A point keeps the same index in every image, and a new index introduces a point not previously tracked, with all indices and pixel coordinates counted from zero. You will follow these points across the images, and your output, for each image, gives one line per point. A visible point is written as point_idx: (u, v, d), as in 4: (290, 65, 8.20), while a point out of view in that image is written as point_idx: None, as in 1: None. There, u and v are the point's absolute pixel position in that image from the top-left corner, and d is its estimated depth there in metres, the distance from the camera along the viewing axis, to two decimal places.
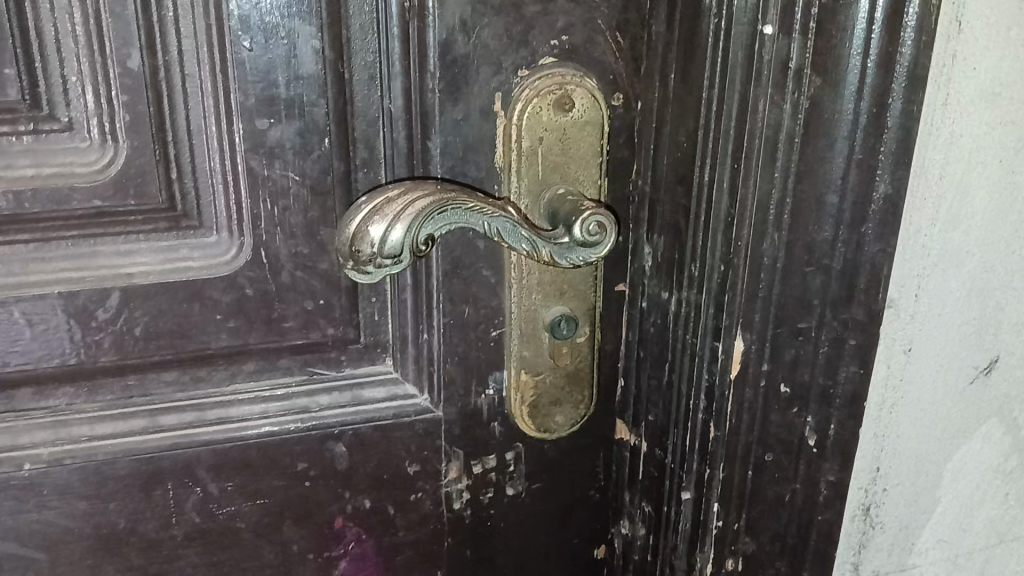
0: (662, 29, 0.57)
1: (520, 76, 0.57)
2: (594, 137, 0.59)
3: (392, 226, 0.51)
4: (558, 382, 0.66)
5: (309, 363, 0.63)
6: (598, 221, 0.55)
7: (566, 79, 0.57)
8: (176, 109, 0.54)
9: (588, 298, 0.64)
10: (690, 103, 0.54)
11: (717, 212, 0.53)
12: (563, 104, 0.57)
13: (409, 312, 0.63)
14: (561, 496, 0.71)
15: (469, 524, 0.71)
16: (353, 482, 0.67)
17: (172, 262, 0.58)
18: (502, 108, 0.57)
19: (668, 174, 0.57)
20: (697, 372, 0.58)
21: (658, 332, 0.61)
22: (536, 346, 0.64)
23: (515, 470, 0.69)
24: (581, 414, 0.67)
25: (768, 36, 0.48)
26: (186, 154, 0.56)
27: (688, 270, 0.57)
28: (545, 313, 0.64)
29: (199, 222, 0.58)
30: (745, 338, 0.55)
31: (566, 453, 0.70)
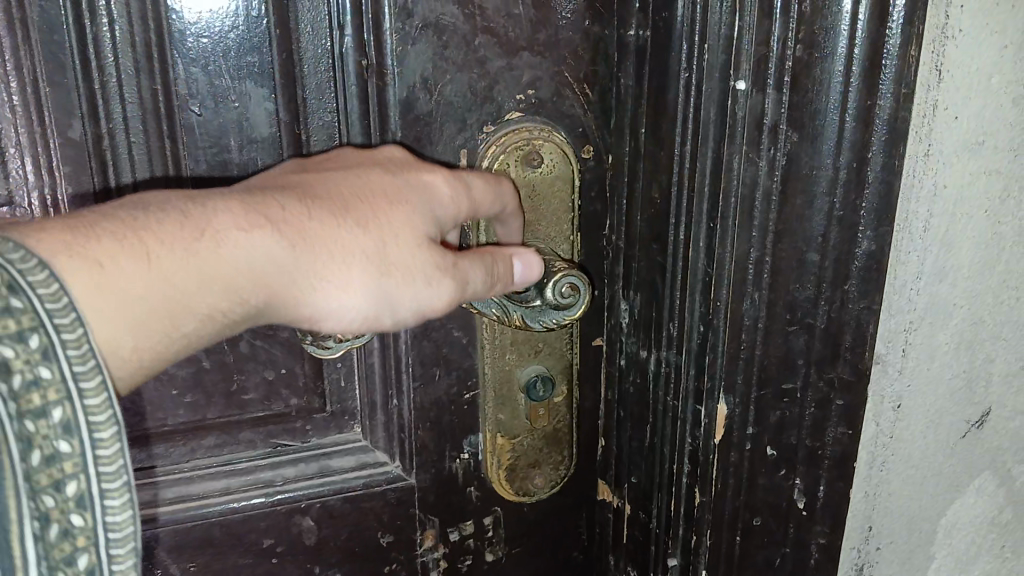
0: (631, 81, 0.54)
1: (486, 132, 0.55)
2: (564, 193, 0.56)
3: None
4: (536, 444, 0.63)
5: (273, 434, 0.60)
6: (571, 282, 0.54)
7: (534, 135, 0.55)
8: (124, 179, 0.52)
9: (564, 356, 0.61)
10: (664, 158, 0.52)
11: (693, 272, 0.51)
12: (532, 161, 0.55)
13: (376, 377, 0.60)
14: (541, 560, 0.68)
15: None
16: (324, 555, 0.64)
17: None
18: (469, 164, 0.55)
19: (643, 230, 0.55)
20: (680, 436, 0.55)
21: (637, 392, 0.58)
22: (512, 409, 0.61)
23: (493, 535, 0.66)
24: (562, 475, 0.64)
25: (741, 92, 0.46)
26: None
27: (666, 330, 0.54)
28: (519, 374, 0.60)
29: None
30: (728, 402, 0.52)
31: (547, 516, 0.66)
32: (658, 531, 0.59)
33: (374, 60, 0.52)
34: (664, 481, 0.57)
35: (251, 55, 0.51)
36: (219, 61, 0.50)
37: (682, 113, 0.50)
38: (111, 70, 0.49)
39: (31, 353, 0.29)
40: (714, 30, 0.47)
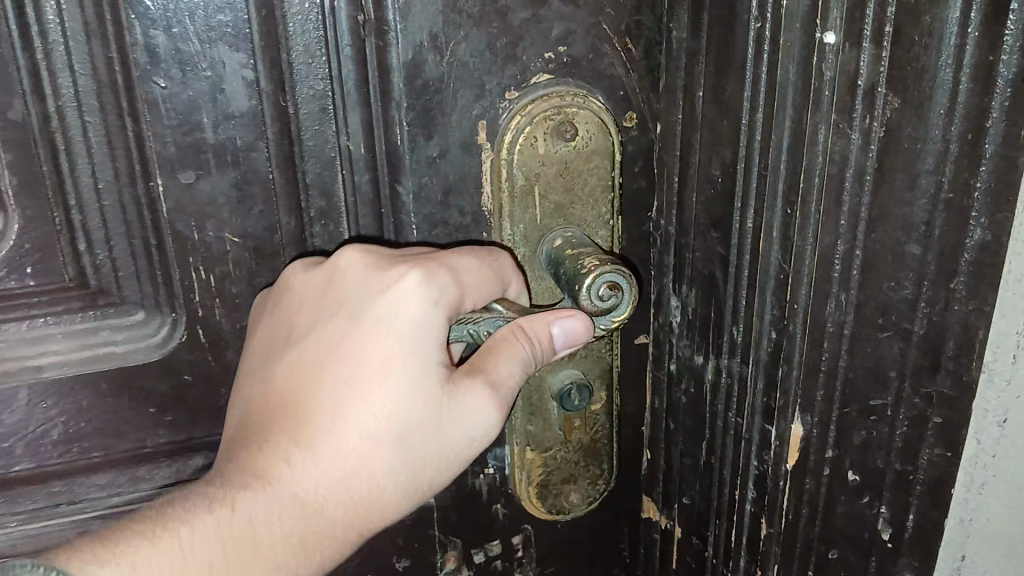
0: (685, 34, 0.44)
1: (509, 98, 0.45)
2: (604, 169, 0.47)
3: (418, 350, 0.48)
4: (575, 459, 0.53)
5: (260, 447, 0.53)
6: (609, 280, 0.44)
7: (565, 101, 0.46)
8: (79, 164, 0.44)
9: (603, 359, 0.52)
10: (728, 130, 0.42)
11: (767, 267, 0.42)
12: (565, 132, 0.46)
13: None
14: None
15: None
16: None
17: (93, 347, 0.48)
18: (488, 138, 0.46)
19: (699, 215, 0.46)
20: (743, 459, 0.47)
21: (691, 404, 0.49)
22: (544, 420, 0.52)
23: (523, 554, 0.58)
24: (599, 489, 0.55)
25: (830, 46, 0.37)
26: (98, 218, 0.46)
27: (729, 334, 0.45)
28: (553, 381, 0.51)
29: (119, 298, 0.48)
30: (804, 422, 0.44)
31: (580, 532, 0.58)
32: (715, 561, 0.52)
33: (372, 15, 0.43)
34: (723, 507, 0.49)
35: (222, 13, 0.42)
36: (190, 22, 0.42)
37: (753, 74, 0.40)
38: (57, 37, 0.41)
39: None
40: None
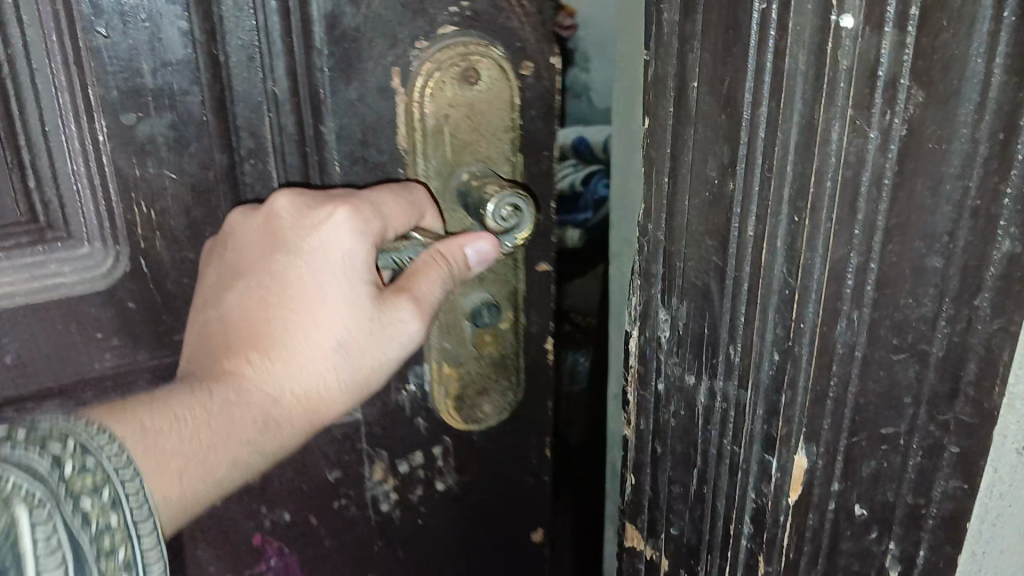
0: (676, 17, 0.39)
1: (418, 48, 0.43)
2: (505, 113, 0.45)
3: None
4: (490, 378, 0.51)
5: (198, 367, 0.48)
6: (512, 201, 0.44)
7: (468, 50, 0.43)
8: (28, 104, 0.40)
9: (509, 281, 0.49)
10: (727, 125, 0.37)
11: (767, 286, 0.37)
12: (471, 78, 0.44)
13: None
14: (498, 483, 0.57)
15: (405, 556, 0.57)
16: (263, 507, 0.53)
17: (38, 280, 0.43)
18: (401, 85, 0.44)
19: (692, 223, 0.40)
20: (739, 489, 0.42)
21: (682, 428, 0.44)
22: (456, 336, 0.49)
23: (444, 463, 0.55)
24: (511, 400, 0.53)
25: (847, 32, 0.32)
26: (48, 159, 0.42)
27: (725, 354, 0.40)
28: (463, 303, 0.48)
29: (66, 231, 0.43)
30: (810, 453, 0.39)
31: (493, 449, 0.55)
32: None
33: None
34: (716, 541, 0.44)
35: None
36: None
37: (756, 62, 0.35)
38: None
39: (103, 505, 0.29)
40: None
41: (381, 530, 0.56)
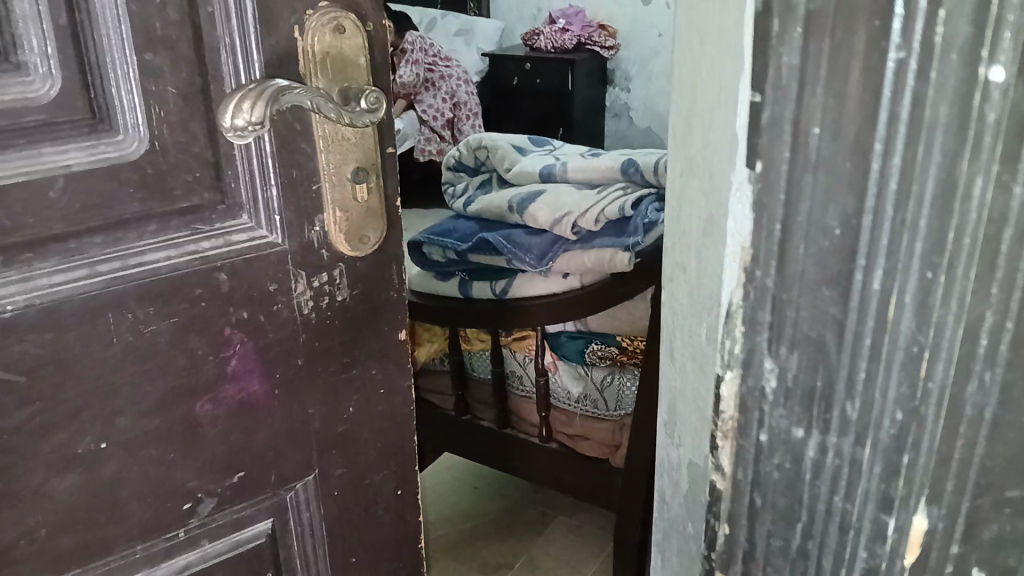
0: (797, 60, 0.36)
1: (308, 15, 0.45)
2: (360, 60, 0.48)
3: (251, 105, 0.43)
4: (365, 226, 0.51)
5: (194, 215, 0.44)
6: (373, 96, 0.48)
7: (339, 15, 0.46)
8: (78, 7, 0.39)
9: (370, 145, 0.50)
10: (852, 174, 0.35)
11: (893, 344, 0.36)
12: (341, 30, 0.47)
13: (251, 165, 0.45)
14: (385, 289, 0.54)
15: (320, 348, 0.52)
16: (228, 305, 0.47)
17: (44, 164, 0.39)
18: (306, 49, 0.45)
19: (808, 271, 0.38)
20: (849, 547, 0.41)
21: (786, 481, 0.43)
22: (338, 178, 0.49)
23: (335, 281, 0.51)
24: (381, 231, 0.52)
25: (998, 84, 0.31)
26: (90, 62, 0.40)
27: (840, 410, 0.39)
28: (345, 165, 0.49)
29: (84, 121, 0.40)
30: (930, 514, 0.39)
31: (363, 298, 0.53)
32: None
33: None
34: None
35: None
36: None
37: (890, 112, 0.34)
38: None
39: None
40: None
41: (307, 328, 0.51)
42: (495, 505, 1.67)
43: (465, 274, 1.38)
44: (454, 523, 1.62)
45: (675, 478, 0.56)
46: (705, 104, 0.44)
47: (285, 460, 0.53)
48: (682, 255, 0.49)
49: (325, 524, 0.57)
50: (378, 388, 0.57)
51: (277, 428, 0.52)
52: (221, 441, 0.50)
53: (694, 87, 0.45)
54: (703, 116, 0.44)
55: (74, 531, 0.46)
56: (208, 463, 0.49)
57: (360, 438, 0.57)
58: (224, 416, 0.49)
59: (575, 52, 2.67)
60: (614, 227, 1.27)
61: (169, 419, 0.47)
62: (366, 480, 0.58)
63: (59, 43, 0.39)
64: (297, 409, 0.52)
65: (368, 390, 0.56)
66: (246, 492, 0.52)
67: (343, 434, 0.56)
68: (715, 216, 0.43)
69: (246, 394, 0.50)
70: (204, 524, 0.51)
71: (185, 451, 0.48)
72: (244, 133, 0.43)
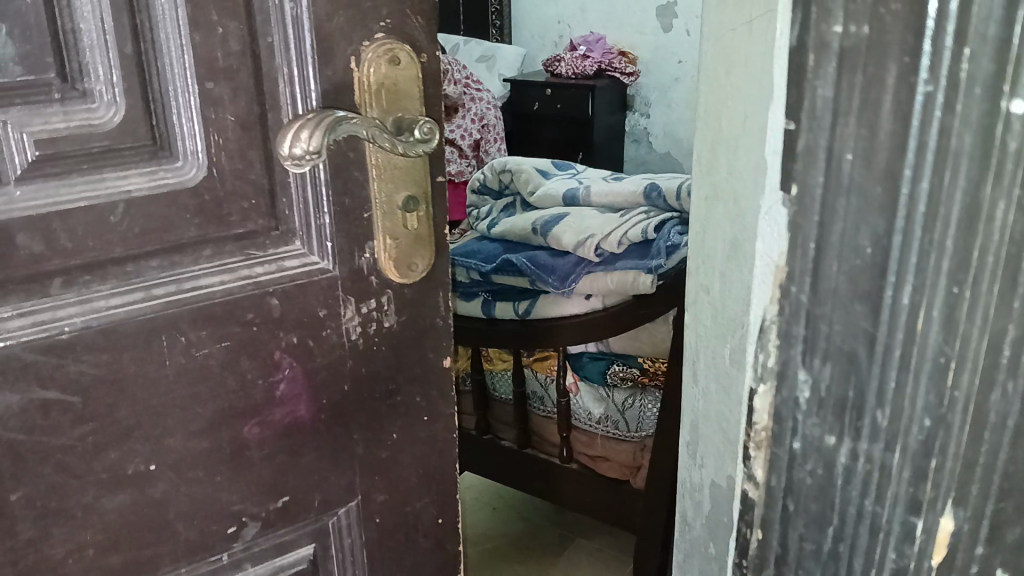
0: (831, 92, 0.39)
1: (364, 48, 0.47)
2: (416, 89, 0.50)
3: (308, 134, 0.44)
4: (414, 255, 0.52)
5: (248, 240, 0.46)
6: (427, 126, 0.49)
7: (396, 47, 0.48)
8: (143, 43, 0.41)
9: (422, 172, 0.52)
10: (881, 198, 0.38)
11: (920, 355, 0.39)
12: (395, 61, 0.48)
13: (305, 193, 0.47)
14: (431, 318, 0.55)
15: (366, 373, 0.53)
16: (279, 330, 0.49)
17: (104, 189, 0.42)
18: (362, 79, 0.47)
19: (838, 286, 0.41)
20: (877, 548, 0.44)
21: (818, 486, 0.45)
22: (389, 205, 0.50)
23: (383, 305, 0.52)
24: (429, 258, 0.54)
25: (1018, 115, 0.34)
26: (153, 92, 0.42)
27: (871, 418, 0.42)
28: (397, 192, 0.50)
29: (144, 147, 0.43)
30: (956, 516, 0.41)
31: (408, 323, 0.54)
32: None
33: None
34: None
35: None
36: None
37: (919, 142, 0.37)
38: None
39: None
40: (977, 25, 0.34)
41: (353, 353, 0.52)
42: (516, 525, 1.69)
43: (489, 295, 1.41)
44: (474, 542, 1.65)
45: (698, 495, 0.57)
46: (729, 135, 0.47)
47: (328, 483, 0.54)
48: (705, 278, 0.52)
49: (366, 549, 0.58)
50: (423, 417, 0.58)
51: (320, 451, 0.53)
52: (266, 463, 0.51)
53: (717, 121, 0.48)
54: (723, 150, 0.48)
55: (123, 547, 0.47)
56: (256, 485, 0.51)
57: (403, 468, 0.58)
58: (271, 438, 0.51)
59: (596, 78, 2.70)
60: (637, 249, 1.31)
61: (216, 440, 0.49)
62: (407, 509, 0.59)
63: (123, 72, 0.41)
64: (342, 432, 0.54)
65: (413, 417, 0.57)
66: (287, 517, 0.53)
67: (387, 462, 0.57)
68: (743, 241, 0.47)
69: (292, 418, 0.51)
70: (247, 549, 0.52)
71: (231, 475, 0.50)
72: (301, 161, 0.45)
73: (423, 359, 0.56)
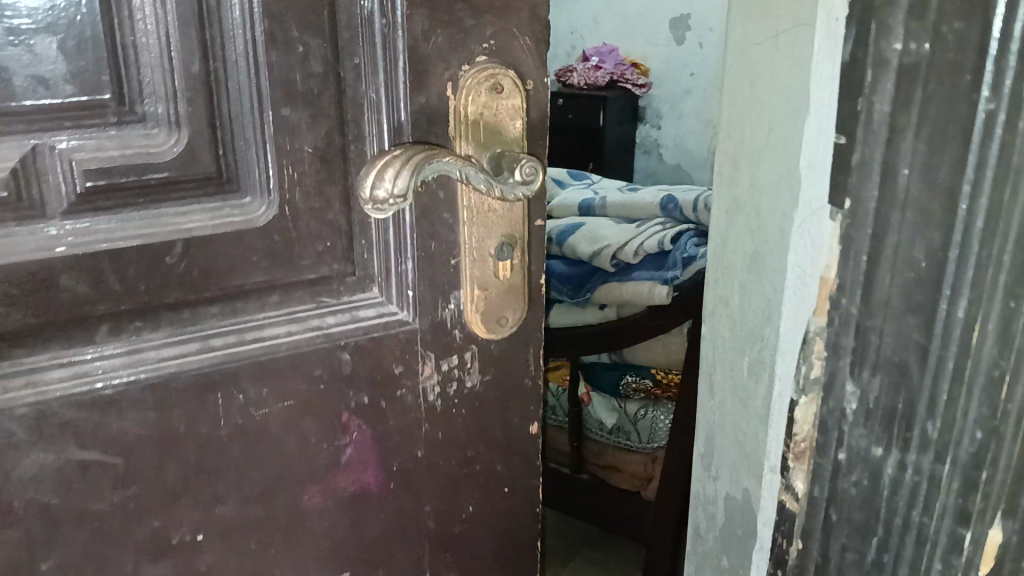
0: (888, 107, 0.40)
1: (462, 70, 0.38)
2: (520, 120, 0.40)
3: (389, 175, 0.36)
4: (507, 307, 0.43)
5: (321, 286, 0.38)
6: (529, 164, 0.38)
7: (498, 74, 0.39)
8: (214, 58, 0.33)
9: (523, 215, 0.42)
10: (940, 212, 0.39)
11: (975, 367, 0.40)
12: (497, 89, 0.39)
13: (386, 234, 0.39)
14: (519, 385, 0.46)
15: (446, 438, 0.44)
16: (348, 388, 0.40)
17: (163, 225, 0.33)
18: (457, 102, 0.38)
19: (891, 300, 0.42)
20: (923, 558, 0.45)
21: (864, 497, 0.46)
22: (480, 252, 0.41)
23: (467, 365, 0.43)
24: (524, 312, 0.44)
25: None
26: (222, 113, 0.34)
27: (921, 428, 0.42)
28: (489, 236, 0.41)
29: (208, 177, 0.34)
30: (1006, 528, 0.43)
31: (490, 392, 0.45)
32: None
33: None
34: None
35: None
36: None
37: (978, 157, 0.37)
38: None
39: None
40: None
41: (431, 416, 0.43)
42: None
43: None
44: None
45: (712, 507, 0.62)
46: (757, 149, 0.50)
47: (394, 560, 0.45)
48: (727, 288, 0.56)
49: None
50: (502, 486, 0.48)
51: (386, 526, 0.44)
52: (329, 533, 0.42)
53: (749, 135, 0.51)
54: (752, 164, 0.51)
55: None
56: (311, 557, 0.42)
57: (478, 546, 0.48)
58: (333, 508, 0.42)
59: (610, 91, 2.69)
60: (652, 261, 1.28)
61: (271, 510, 0.40)
62: None
63: (188, 94, 0.33)
64: (413, 504, 0.44)
65: (491, 487, 0.47)
66: None
67: (461, 537, 0.47)
68: (763, 252, 0.51)
69: (359, 485, 0.42)
70: None
71: (286, 546, 0.41)
72: (382, 206, 0.36)
73: (511, 424, 0.46)
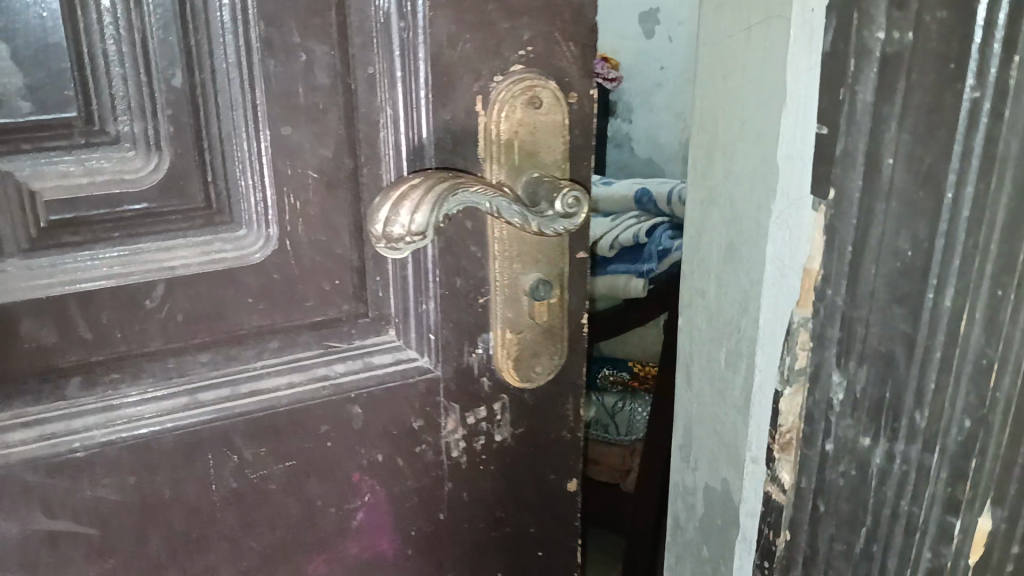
0: (870, 96, 0.39)
1: (495, 82, 0.36)
2: (561, 142, 0.38)
3: (411, 210, 0.34)
4: (541, 350, 0.41)
5: (329, 329, 0.37)
6: (572, 195, 0.37)
7: (534, 87, 0.37)
8: (200, 67, 0.31)
9: (561, 252, 0.40)
10: (925, 202, 0.39)
11: (963, 355, 0.41)
12: (536, 103, 0.37)
13: (404, 272, 0.37)
14: (553, 444, 0.44)
15: (471, 497, 0.43)
16: (360, 447, 0.39)
17: (147, 266, 0.32)
18: (488, 119, 0.37)
19: (877, 291, 0.41)
20: (916, 549, 0.45)
21: (851, 485, 0.46)
22: (513, 289, 0.40)
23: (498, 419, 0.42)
24: (561, 355, 0.42)
25: None
26: (211, 129, 0.32)
27: (908, 418, 0.43)
28: (522, 273, 0.40)
29: (194, 209, 0.33)
30: (994, 516, 0.45)
31: (522, 446, 0.43)
32: None
33: None
34: None
35: None
36: None
37: (963, 147, 0.37)
38: None
39: None
40: None
41: (454, 475, 0.42)
42: None
43: None
44: None
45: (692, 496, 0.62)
46: (732, 143, 0.51)
47: None
48: (704, 282, 0.56)
49: None
50: (536, 550, 0.46)
51: None
52: None
53: (726, 130, 0.51)
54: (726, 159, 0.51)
55: None
56: None
57: None
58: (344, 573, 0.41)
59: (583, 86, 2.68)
60: (628, 256, 1.29)
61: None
62: None
63: (168, 112, 0.31)
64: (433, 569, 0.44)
65: (523, 552, 0.46)
66: None
67: None
68: (737, 244, 0.51)
69: (372, 552, 0.42)
70: None
71: None
72: (398, 244, 0.34)
73: (546, 484, 0.45)
